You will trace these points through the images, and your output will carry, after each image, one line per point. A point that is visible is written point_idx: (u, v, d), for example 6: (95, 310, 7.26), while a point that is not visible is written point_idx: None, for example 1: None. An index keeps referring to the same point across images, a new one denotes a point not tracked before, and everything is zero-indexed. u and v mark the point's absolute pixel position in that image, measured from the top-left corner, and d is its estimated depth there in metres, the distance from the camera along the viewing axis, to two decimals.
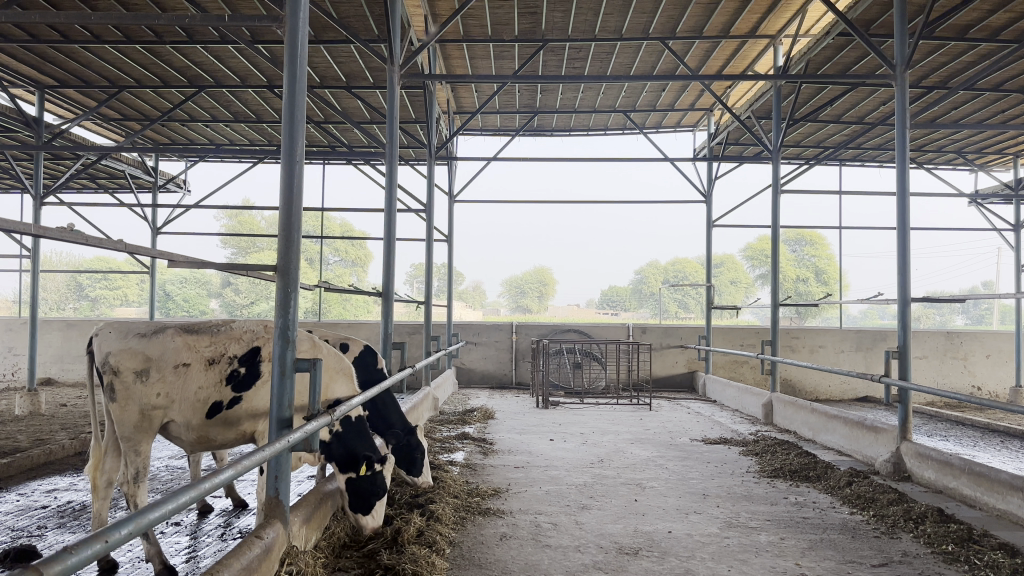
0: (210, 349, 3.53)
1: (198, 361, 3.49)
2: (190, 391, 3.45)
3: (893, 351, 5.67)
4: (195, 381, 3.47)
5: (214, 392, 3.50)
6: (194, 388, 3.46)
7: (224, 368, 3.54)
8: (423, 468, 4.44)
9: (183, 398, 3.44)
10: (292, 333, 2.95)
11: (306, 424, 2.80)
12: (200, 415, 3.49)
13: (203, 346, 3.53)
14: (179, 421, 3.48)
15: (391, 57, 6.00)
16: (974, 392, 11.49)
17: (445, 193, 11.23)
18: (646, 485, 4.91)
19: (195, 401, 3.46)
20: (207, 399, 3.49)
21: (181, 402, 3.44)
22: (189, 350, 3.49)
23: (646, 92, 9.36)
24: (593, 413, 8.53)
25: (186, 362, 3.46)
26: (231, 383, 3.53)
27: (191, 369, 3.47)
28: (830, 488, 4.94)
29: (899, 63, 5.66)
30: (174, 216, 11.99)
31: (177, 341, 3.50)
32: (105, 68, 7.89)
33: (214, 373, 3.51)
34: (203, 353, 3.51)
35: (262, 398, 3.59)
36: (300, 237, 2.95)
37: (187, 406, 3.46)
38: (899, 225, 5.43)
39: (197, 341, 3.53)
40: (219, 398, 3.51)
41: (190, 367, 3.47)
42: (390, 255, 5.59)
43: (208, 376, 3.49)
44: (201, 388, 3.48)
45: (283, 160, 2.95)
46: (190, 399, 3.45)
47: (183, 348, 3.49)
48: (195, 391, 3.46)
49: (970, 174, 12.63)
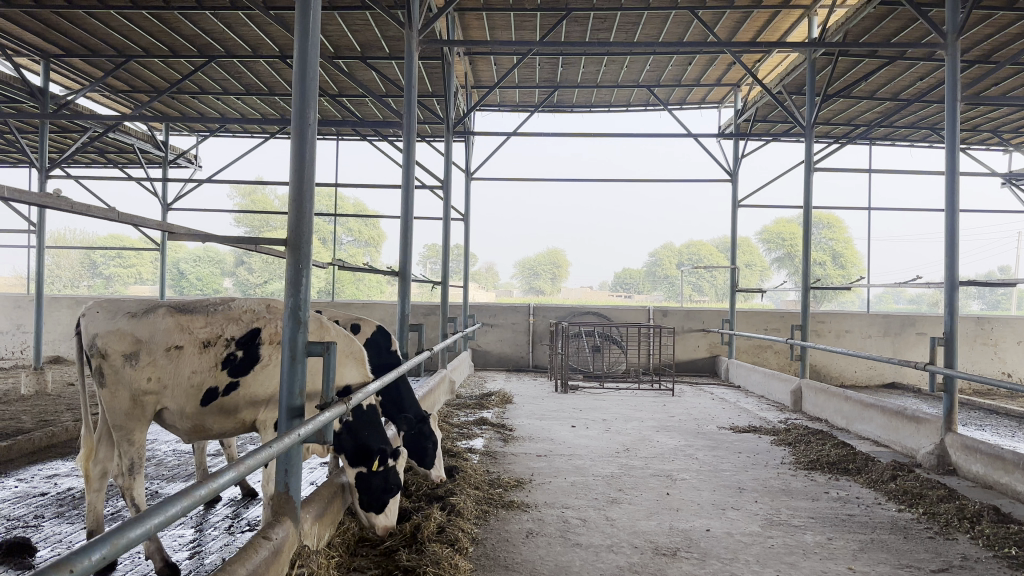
0: (205, 331, 3.28)
1: (191, 343, 3.24)
2: (183, 376, 3.22)
3: (939, 337, 5.36)
4: (188, 365, 3.23)
5: (209, 377, 3.25)
6: (187, 373, 3.22)
7: (220, 351, 3.28)
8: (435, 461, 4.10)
9: (175, 383, 3.21)
10: (304, 313, 2.69)
11: (318, 415, 2.55)
12: (194, 402, 3.26)
13: (197, 327, 3.28)
14: (172, 408, 3.25)
15: (409, 23, 5.69)
16: (1004, 379, 11.15)
17: (461, 169, 10.96)
18: (677, 477, 4.63)
19: (188, 386, 3.23)
20: (201, 384, 3.25)
21: (173, 387, 3.21)
22: (182, 332, 3.25)
23: (671, 65, 9.02)
24: (614, 398, 8.28)
25: (177, 345, 3.22)
26: (228, 367, 3.28)
27: (184, 353, 3.23)
28: (873, 481, 4.64)
29: (950, 31, 5.33)
30: (185, 192, 11.77)
31: (168, 322, 3.24)
32: (111, 36, 7.62)
33: (209, 357, 3.26)
34: (197, 335, 3.27)
35: (262, 383, 3.31)
36: (313, 208, 2.68)
37: (180, 392, 3.23)
38: (949, 204, 5.11)
39: (190, 322, 3.28)
40: (215, 383, 3.26)
41: (183, 351, 3.22)
42: (408, 232, 5.28)
43: (202, 360, 3.25)
44: (194, 372, 3.23)
45: (294, 122, 2.67)
46: (183, 385, 3.22)
47: (175, 329, 3.24)
48: (188, 376, 3.22)
49: (1005, 155, 12.22)
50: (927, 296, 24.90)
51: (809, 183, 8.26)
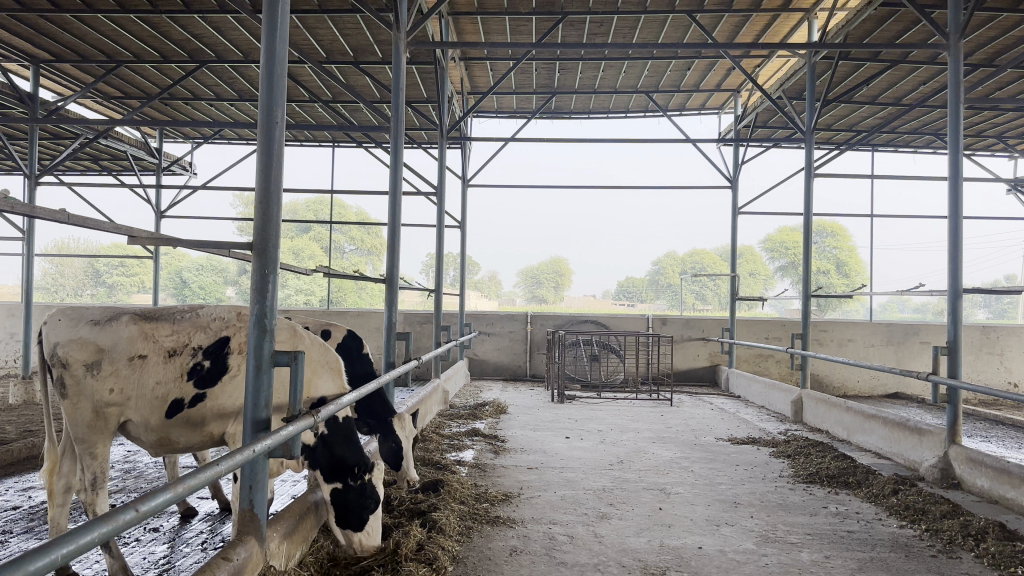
0: (170, 339, 3.20)
1: (156, 352, 3.15)
2: (147, 387, 3.11)
3: (942, 347, 5.20)
4: (153, 376, 3.13)
5: (174, 388, 3.15)
6: (151, 383, 3.12)
7: (186, 361, 3.19)
8: (407, 464, 4.13)
9: (139, 395, 3.10)
10: (270, 321, 2.55)
11: (284, 429, 2.40)
12: (159, 414, 3.16)
13: (162, 335, 3.20)
14: (136, 420, 3.15)
15: (397, 25, 5.56)
16: (1010, 389, 10.96)
17: (458, 176, 10.84)
18: (671, 491, 4.48)
19: (152, 398, 3.12)
20: (166, 395, 3.14)
21: (137, 399, 3.11)
22: (146, 340, 3.16)
23: (669, 71, 8.93)
24: (611, 408, 8.13)
25: (141, 354, 3.12)
26: (194, 378, 3.18)
27: (149, 362, 3.13)
28: (873, 496, 4.49)
29: (952, 31, 5.18)
30: (180, 199, 11.66)
31: (132, 331, 3.16)
32: (100, 41, 7.53)
33: (175, 366, 3.16)
34: (162, 344, 3.18)
35: (228, 396, 3.21)
36: (280, 211, 2.54)
37: (144, 404, 3.12)
38: (951, 212, 4.96)
39: (156, 330, 3.19)
40: (180, 395, 3.16)
41: (147, 360, 3.13)
42: (395, 239, 5.14)
43: (167, 370, 3.15)
44: (159, 383, 3.13)
45: (260, 119, 2.53)
46: (147, 396, 3.11)
47: (139, 338, 3.15)
48: (152, 387, 3.12)
49: (1009, 161, 12.06)
50: (931, 304, 24.72)
51: (810, 190, 8.10)
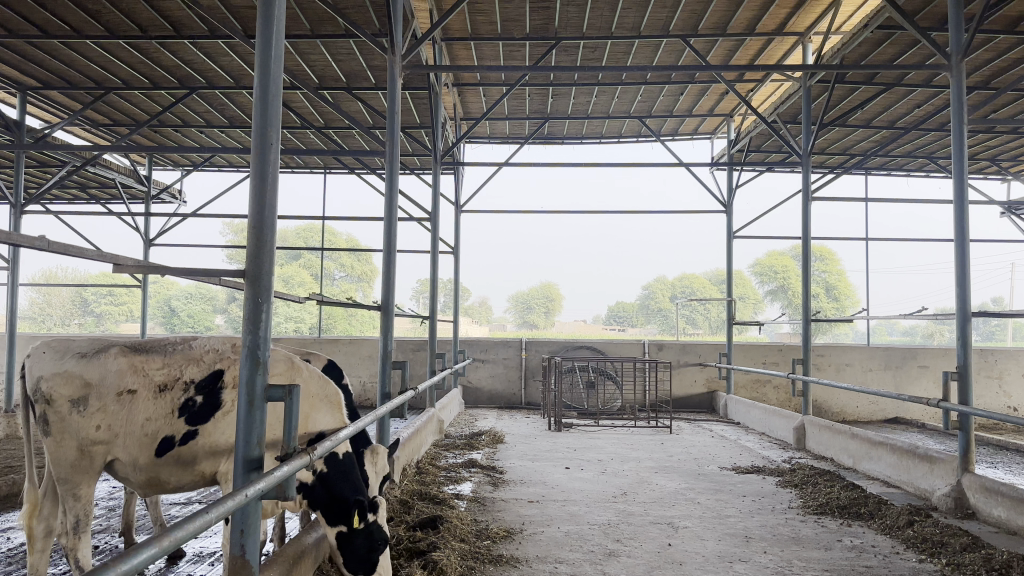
0: (161, 373, 3.04)
1: (146, 387, 3.00)
2: (136, 424, 2.97)
3: (952, 372, 5.07)
4: (142, 412, 2.98)
5: (164, 425, 2.99)
6: (141, 420, 2.97)
7: (177, 396, 3.03)
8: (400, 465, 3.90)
9: (127, 432, 2.96)
10: (263, 353, 2.39)
11: (275, 469, 2.23)
12: (148, 453, 2.99)
13: (153, 369, 3.04)
14: (124, 459, 2.99)
15: (391, 48, 5.41)
16: (1009, 413, 10.86)
17: (451, 202, 10.71)
18: (679, 525, 4.31)
19: (141, 435, 2.97)
20: (156, 433, 2.98)
21: (125, 436, 2.96)
22: (136, 374, 3.01)
23: (663, 96, 8.90)
24: (609, 437, 7.96)
25: (130, 389, 2.98)
26: (185, 414, 3.01)
27: (138, 398, 2.98)
28: (887, 528, 4.33)
29: (954, 53, 5.10)
30: (168, 227, 11.50)
31: (121, 363, 3.01)
32: (89, 67, 7.40)
33: (165, 402, 3.00)
34: (154, 378, 3.03)
35: (221, 433, 3.03)
36: (275, 239, 2.40)
37: (133, 441, 2.97)
38: (958, 236, 4.86)
39: (146, 363, 3.04)
40: (171, 432, 2.99)
41: (136, 395, 2.98)
42: (391, 266, 5.00)
43: (157, 406, 2.99)
44: (149, 419, 2.98)
45: (255, 142, 2.40)
46: (135, 433, 2.96)
47: (128, 371, 3.00)
48: (142, 424, 2.97)
49: (1002, 183, 12.05)
50: (921, 328, 24.74)
51: (807, 214, 8.00)
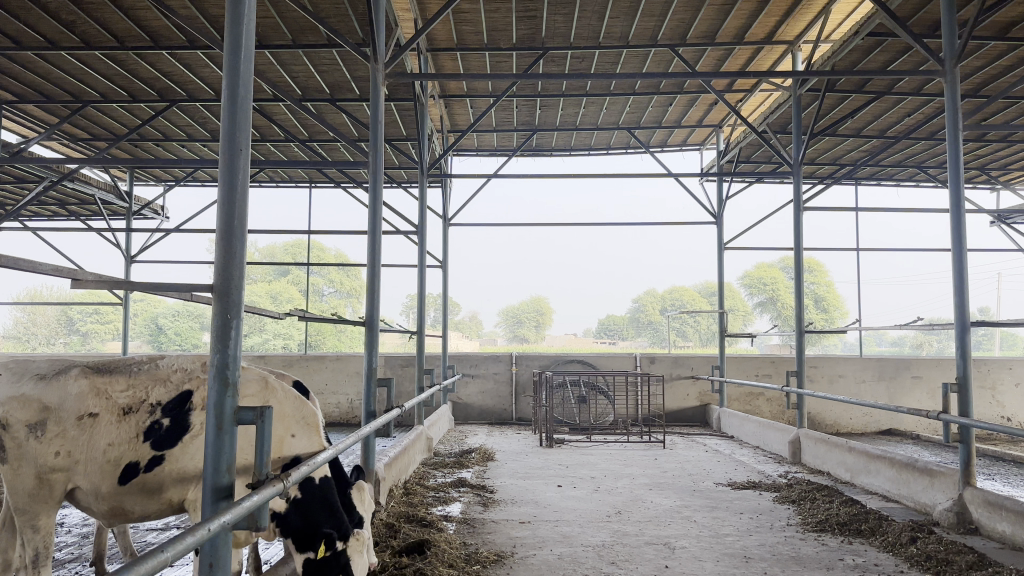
0: (126, 396, 2.90)
1: (109, 411, 2.86)
2: (98, 449, 2.83)
3: (951, 384, 4.96)
4: (105, 437, 2.84)
5: (128, 451, 2.85)
6: (103, 445, 2.83)
7: (143, 419, 2.89)
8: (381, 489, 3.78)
9: (89, 458, 2.82)
10: (232, 373, 2.24)
11: (246, 497, 2.06)
12: (111, 481, 2.86)
13: (117, 392, 2.90)
14: (85, 487, 2.86)
15: (375, 56, 5.26)
16: (1004, 423, 10.77)
17: (439, 216, 10.56)
18: (676, 545, 4.16)
19: (104, 462, 2.84)
20: (120, 459, 2.85)
21: (86, 463, 2.82)
22: (98, 397, 2.87)
23: (652, 107, 8.81)
24: (602, 452, 7.81)
25: (92, 412, 2.84)
26: (150, 439, 2.88)
27: (100, 421, 2.84)
28: (890, 545, 4.20)
29: (948, 57, 5.01)
30: (151, 242, 11.30)
31: (82, 385, 2.86)
32: (65, 80, 7.25)
33: (130, 426, 2.87)
34: (117, 401, 2.88)
35: (189, 458, 2.89)
36: (245, 250, 2.26)
37: (95, 468, 2.83)
38: (955, 244, 4.77)
39: (109, 385, 2.90)
40: (135, 458, 2.86)
41: (98, 419, 2.84)
42: (376, 280, 4.85)
43: (121, 430, 2.85)
44: (111, 445, 2.84)
45: (222, 148, 2.27)
46: (97, 460, 2.83)
47: (90, 394, 2.86)
48: (104, 449, 2.83)
49: (992, 193, 12.03)
50: (910, 338, 24.74)
51: (799, 225, 7.88)
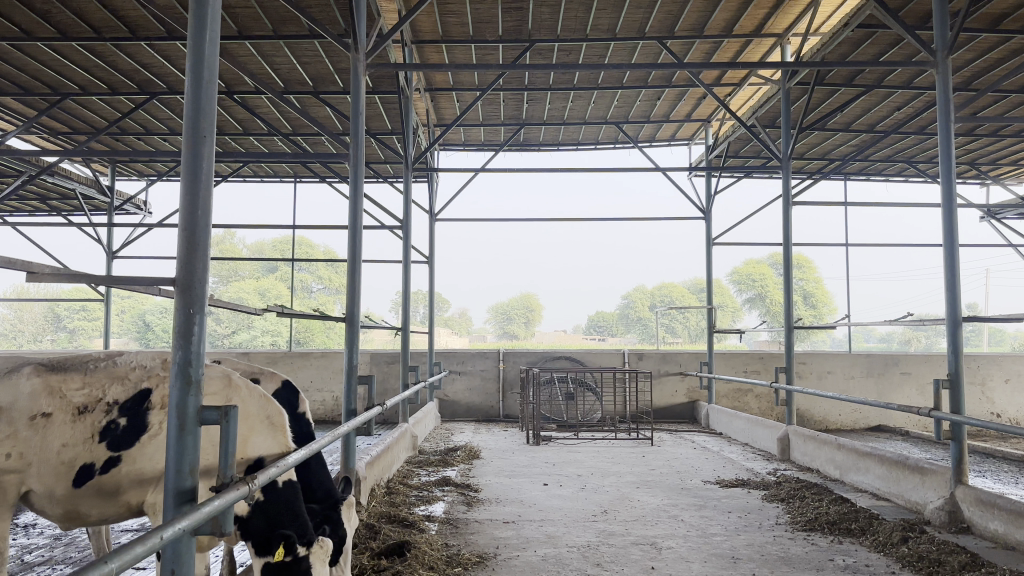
0: (81, 394, 2.84)
1: (63, 410, 2.78)
2: (52, 451, 2.74)
3: (942, 380, 4.88)
4: (58, 438, 2.76)
5: (83, 451, 2.81)
6: (57, 447, 2.75)
7: (99, 419, 2.85)
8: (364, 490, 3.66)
9: (42, 461, 2.73)
10: (196, 371, 2.11)
11: (209, 501, 1.94)
12: (65, 483, 2.80)
13: (72, 390, 2.83)
14: (39, 490, 2.77)
15: (356, 45, 5.14)
16: (993, 419, 10.74)
17: (426, 211, 10.42)
18: (662, 546, 4.07)
19: (57, 464, 2.76)
20: (74, 460, 2.79)
21: (39, 465, 2.73)
22: (52, 396, 2.77)
23: (640, 101, 8.72)
24: (589, 450, 7.72)
25: (45, 412, 2.74)
26: (106, 439, 2.85)
27: (54, 421, 2.76)
28: (880, 545, 4.12)
29: (940, 48, 4.93)
30: (133, 238, 11.12)
31: (34, 384, 2.76)
32: (43, 72, 7.09)
33: (86, 426, 2.82)
34: (72, 400, 2.81)
35: (150, 458, 2.92)
36: (209, 239, 2.14)
37: (49, 470, 2.75)
38: (947, 238, 4.70)
39: (63, 383, 2.82)
40: (91, 459, 2.82)
41: (51, 419, 2.75)
42: (357, 275, 4.74)
43: (76, 430, 2.80)
44: (65, 446, 2.77)
45: (186, 133, 2.15)
46: (51, 462, 2.74)
47: (43, 393, 2.76)
48: (57, 451, 2.76)
49: (981, 188, 12.00)
50: (897, 334, 24.79)
51: (788, 220, 7.80)
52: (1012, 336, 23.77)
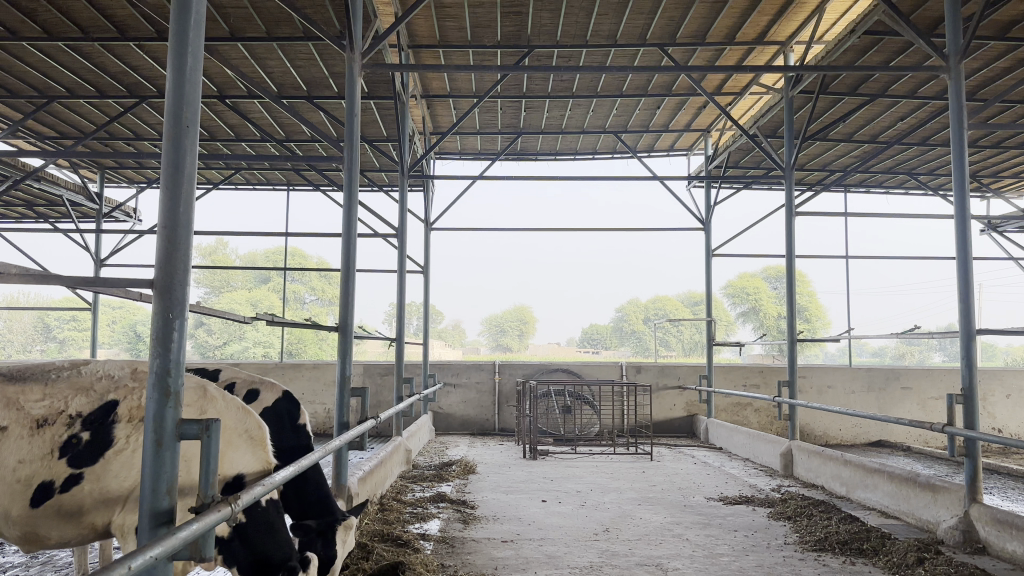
0: (41, 407, 2.77)
1: (20, 423, 2.73)
2: (7, 467, 2.70)
3: (956, 396, 4.71)
4: (15, 453, 2.71)
5: (41, 468, 2.73)
6: (13, 463, 2.71)
7: (58, 433, 2.77)
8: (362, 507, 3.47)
9: None
10: (174, 381, 1.94)
11: (189, 523, 1.76)
12: (21, 502, 2.74)
13: (31, 402, 2.77)
14: None
15: (351, 45, 4.98)
16: (994, 434, 10.60)
17: (421, 220, 10.23)
18: (668, 567, 3.89)
19: (14, 481, 2.71)
20: (32, 477, 2.73)
21: None
22: (8, 408, 2.73)
23: (639, 109, 8.59)
24: (588, 465, 7.54)
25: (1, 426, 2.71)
26: (67, 455, 2.76)
27: (10, 436, 2.72)
28: (895, 566, 3.95)
29: (952, 53, 4.79)
30: (122, 246, 10.93)
31: None
32: (30, 75, 6.94)
33: (44, 441, 2.75)
34: (30, 412, 2.75)
35: (115, 476, 2.79)
36: (191, 240, 1.97)
37: (4, 488, 2.71)
38: (961, 251, 4.55)
39: (21, 394, 2.77)
40: (49, 477, 2.74)
41: (7, 434, 2.71)
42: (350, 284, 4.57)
43: (33, 445, 2.73)
44: (22, 461, 2.72)
45: (167, 122, 1.98)
46: (7, 478, 2.70)
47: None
48: (14, 467, 2.71)
49: (981, 200, 11.89)
50: (891, 348, 24.67)
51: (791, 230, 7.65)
52: (1006, 351, 23.72)
